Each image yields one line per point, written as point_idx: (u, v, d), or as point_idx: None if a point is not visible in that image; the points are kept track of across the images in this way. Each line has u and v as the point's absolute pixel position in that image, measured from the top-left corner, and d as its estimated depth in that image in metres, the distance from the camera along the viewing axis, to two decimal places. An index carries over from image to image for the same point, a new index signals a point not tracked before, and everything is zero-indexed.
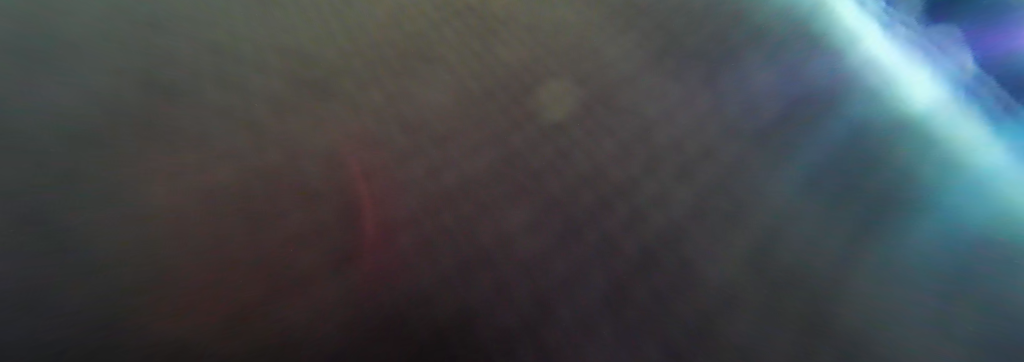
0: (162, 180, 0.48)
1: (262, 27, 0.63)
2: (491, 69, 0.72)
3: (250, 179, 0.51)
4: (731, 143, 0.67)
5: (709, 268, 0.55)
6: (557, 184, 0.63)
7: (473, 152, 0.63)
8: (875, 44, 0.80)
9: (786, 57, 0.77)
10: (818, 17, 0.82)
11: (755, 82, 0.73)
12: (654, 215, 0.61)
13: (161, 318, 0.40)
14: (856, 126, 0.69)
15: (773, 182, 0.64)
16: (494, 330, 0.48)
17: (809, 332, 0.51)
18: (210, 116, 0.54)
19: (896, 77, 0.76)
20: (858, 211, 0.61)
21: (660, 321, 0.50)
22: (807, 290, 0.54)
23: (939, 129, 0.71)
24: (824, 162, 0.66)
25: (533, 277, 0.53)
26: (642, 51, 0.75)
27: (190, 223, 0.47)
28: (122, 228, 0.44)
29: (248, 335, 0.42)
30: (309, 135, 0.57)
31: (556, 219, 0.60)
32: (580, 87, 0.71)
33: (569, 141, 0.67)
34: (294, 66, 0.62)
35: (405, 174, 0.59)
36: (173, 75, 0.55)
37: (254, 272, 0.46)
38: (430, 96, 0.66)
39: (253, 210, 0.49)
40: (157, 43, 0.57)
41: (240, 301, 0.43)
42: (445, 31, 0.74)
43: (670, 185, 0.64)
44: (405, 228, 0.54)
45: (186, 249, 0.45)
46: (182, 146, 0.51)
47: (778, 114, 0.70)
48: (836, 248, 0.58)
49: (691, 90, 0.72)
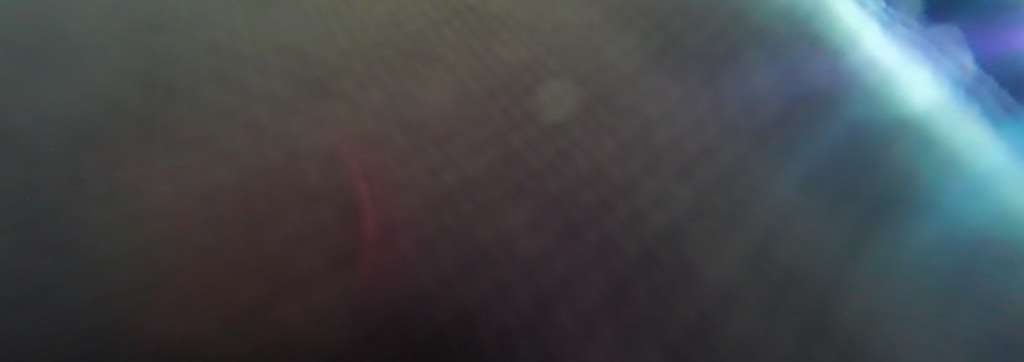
0: (158, 179, 0.51)
1: (260, 27, 0.64)
2: (491, 69, 0.69)
3: (245, 178, 0.53)
4: (732, 143, 0.65)
5: (706, 268, 0.54)
6: (558, 183, 0.61)
7: (473, 152, 0.62)
8: (875, 43, 0.75)
9: (786, 55, 0.73)
10: (816, 16, 0.77)
11: (752, 85, 0.70)
12: (655, 215, 0.59)
13: (162, 316, 0.43)
14: (856, 128, 0.66)
15: (784, 186, 0.61)
16: (494, 331, 0.48)
17: (809, 334, 0.49)
18: (210, 117, 0.56)
19: (897, 78, 0.72)
20: (853, 221, 0.58)
21: (655, 318, 0.50)
22: (810, 293, 0.52)
23: (937, 129, 0.68)
24: (820, 167, 0.63)
25: (535, 277, 0.52)
26: (642, 53, 0.73)
27: (189, 225, 0.49)
28: (122, 229, 0.47)
29: (249, 334, 0.44)
30: (309, 136, 0.57)
31: (556, 219, 0.58)
32: (580, 87, 0.69)
33: (569, 141, 0.65)
34: (292, 65, 0.62)
35: (405, 174, 0.58)
36: (174, 77, 0.58)
37: (254, 273, 0.47)
38: (430, 95, 0.65)
39: (254, 211, 0.51)
40: (160, 44, 0.59)
41: (240, 301, 0.46)
42: (445, 30, 0.71)
43: (672, 186, 0.62)
44: (405, 229, 0.54)
45: (184, 251, 0.47)
46: (178, 145, 0.53)
47: (775, 117, 0.67)
48: (836, 254, 0.56)
49: (692, 90, 0.70)
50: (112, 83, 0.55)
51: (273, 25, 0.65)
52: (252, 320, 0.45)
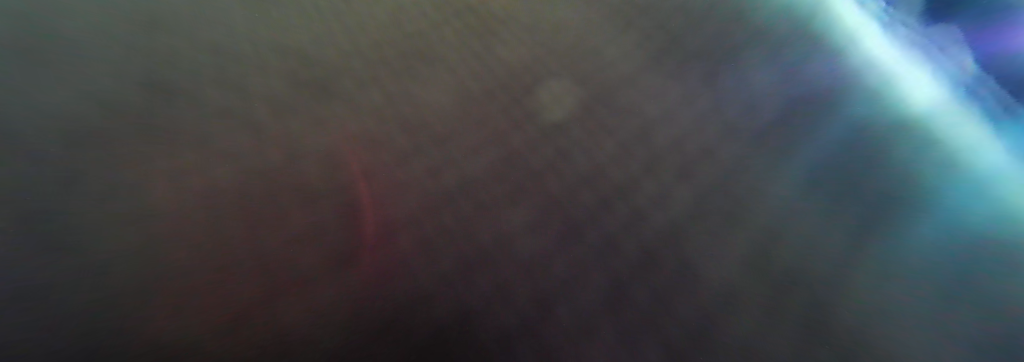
0: (160, 180, 0.51)
1: (260, 27, 0.65)
2: (491, 69, 0.69)
3: (246, 178, 0.53)
4: (732, 143, 0.65)
5: (705, 268, 0.54)
6: (557, 183, 0.61)
7: (473, 152, 0.62)
8: (875, 44, 0.75)
9: (786, 56, 0.73)
10: (816, 16, 0.77)
11: (751, 86, 0.70)
12: (655, 215, 0.59)
13: (164, 317, 0.44)
14: (856, 129, 0.66)
15: (783, 187, 0.61)
16: (494, 330, 0.48)
17: (808, 334, 0.49)
18: (211, 118, 0.56)
19: (897, 78, 0.72)
20: (852, 222, 0.58)
21: (655, 319, 0.50)
22: (809, 293, 0.52)
23: (937, 129, 0.68)
24: (820, 168, 0.63)
25: (535, 277, 0.53)
26: (642, 53, 0.73)
27: (190, 226, 0.49)
28: (122, 230, 0.47)
29: (250, 334, 0.44)
30: (310, 137, 0.58)
31: (556, 219, 0.58)
32: (580, 87, 0.69)
33: (569, 141, 0.65)
34: (292, 66, 0.63)
35: (405, 174, 0.59)
36: (175, 78, 0.58)
37: (254, 273, 0.48)
38: (430, 96, 0.65)
39: (255, 212, 0.51)
40: (161, 46, 0.60)
41: (241, 301, 0.46)
42: (445, 30, 0.71)
43: (672, 186, 0.62)
44: (405, 228, 0.54)
45: (185, 251, 0.48)
46: (179, 146, 0.54)
47: (775, 118, 0.67)
48: (836, 254, 0.56)
49: (692, 91, 0.70)
50: (115, 84, 0.55)
51: (273, 26, 0.65)
52: (253, 320, 0.45)
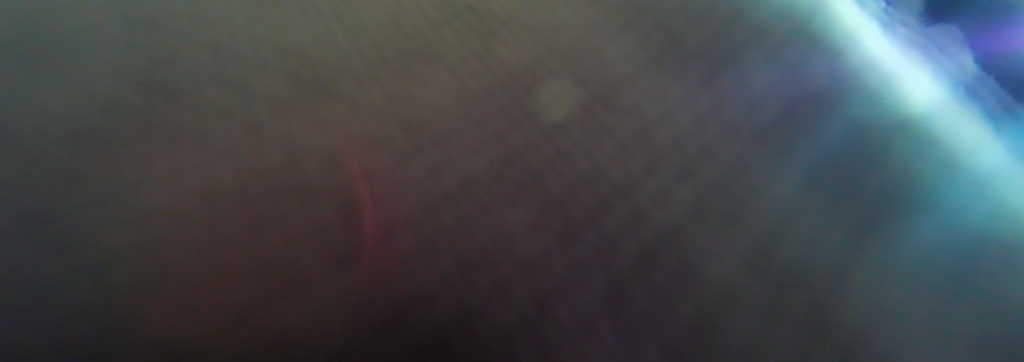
0: (159, 180, 0.51)
1: (260, 27, 0.64)
2: (491, 68, 0.69)
3: (245, 178, 0.53)
4: (732, 143, 0.65)
5: (706, 268, 0.54)
6: (558, 183, 0.61)
7: (473, 152, 0.62)
8: (874, 44, 0.76)
9: (786, 55, 0.73)
10: (816, 16, 0.78)
11: (751, 86, 0.70)
12: (655, 215, 0.59)
13: (162, 317, 0.43)
14: (856, 129, 0.66)
15: (784, 186, 0.61)
16: (494, 331, 0.48)
17: (810, 334, 0.49)
18: (210, 117, 0.56)
19: (896, 78, 0.72)
20: (853, 222, 0.58)
21: (656, 319, 0.50)
22: (809, 293, 0.52)
23: (937, 128, 0.68)
24: (820, 167, 0.63)
25: (535, 277, 0.52)
26: (642, 53, 0.73)
27: (189, 226, 0.49)
28: (120, 230, 0.47)
29: (249, 334, 0.44)
30: (309, 137, 0.57)
31: (556, 219, 0.58)
32: (580, 87, 0.69)
33: (569, 141, 0.65)
34: (292, 65, 0.62)
35: (405, 174, 0.58)
36: (174, 78, 0.58)
37: (253, 273, 0.47)
38: (430, 96, 0.65)
39: (254, 212, 0.51)
40: (160, 45, 0.60)
41: (241, 301, 0.46)
42: (445, 30, 0.71)
43: (672, 185, 0.62)
44: (405, 228, 0.54)
45: (184, 251, 0.47)
46: (179, 146, 0.53)
47: (776, 117, 0.67)
48: (836, 254, 0.56)
49: (692, 90, 0.70)
50: (113, 84, 0.55)
51: (273, 25, 0.65)
52: (251, 320, 0.45)
